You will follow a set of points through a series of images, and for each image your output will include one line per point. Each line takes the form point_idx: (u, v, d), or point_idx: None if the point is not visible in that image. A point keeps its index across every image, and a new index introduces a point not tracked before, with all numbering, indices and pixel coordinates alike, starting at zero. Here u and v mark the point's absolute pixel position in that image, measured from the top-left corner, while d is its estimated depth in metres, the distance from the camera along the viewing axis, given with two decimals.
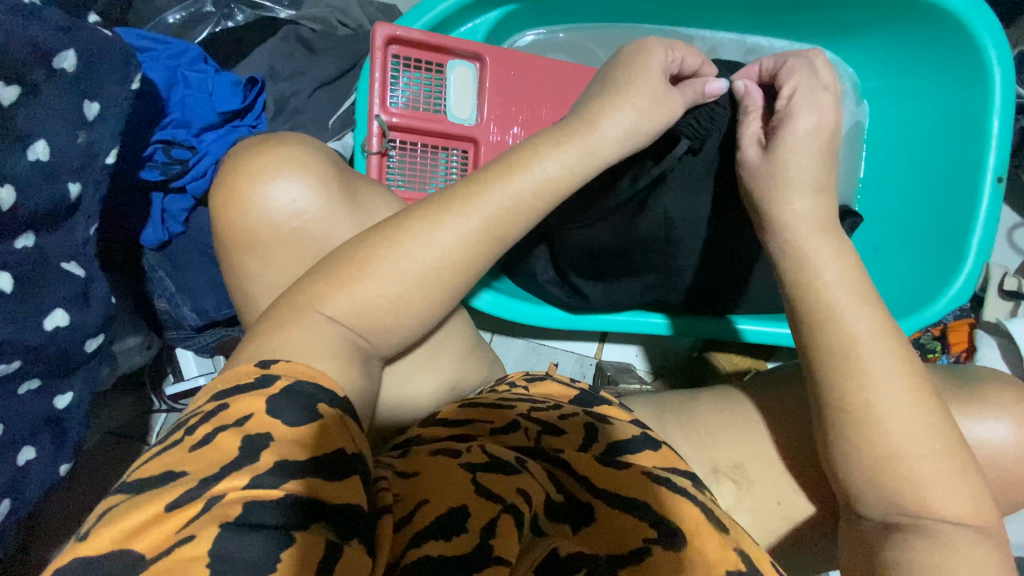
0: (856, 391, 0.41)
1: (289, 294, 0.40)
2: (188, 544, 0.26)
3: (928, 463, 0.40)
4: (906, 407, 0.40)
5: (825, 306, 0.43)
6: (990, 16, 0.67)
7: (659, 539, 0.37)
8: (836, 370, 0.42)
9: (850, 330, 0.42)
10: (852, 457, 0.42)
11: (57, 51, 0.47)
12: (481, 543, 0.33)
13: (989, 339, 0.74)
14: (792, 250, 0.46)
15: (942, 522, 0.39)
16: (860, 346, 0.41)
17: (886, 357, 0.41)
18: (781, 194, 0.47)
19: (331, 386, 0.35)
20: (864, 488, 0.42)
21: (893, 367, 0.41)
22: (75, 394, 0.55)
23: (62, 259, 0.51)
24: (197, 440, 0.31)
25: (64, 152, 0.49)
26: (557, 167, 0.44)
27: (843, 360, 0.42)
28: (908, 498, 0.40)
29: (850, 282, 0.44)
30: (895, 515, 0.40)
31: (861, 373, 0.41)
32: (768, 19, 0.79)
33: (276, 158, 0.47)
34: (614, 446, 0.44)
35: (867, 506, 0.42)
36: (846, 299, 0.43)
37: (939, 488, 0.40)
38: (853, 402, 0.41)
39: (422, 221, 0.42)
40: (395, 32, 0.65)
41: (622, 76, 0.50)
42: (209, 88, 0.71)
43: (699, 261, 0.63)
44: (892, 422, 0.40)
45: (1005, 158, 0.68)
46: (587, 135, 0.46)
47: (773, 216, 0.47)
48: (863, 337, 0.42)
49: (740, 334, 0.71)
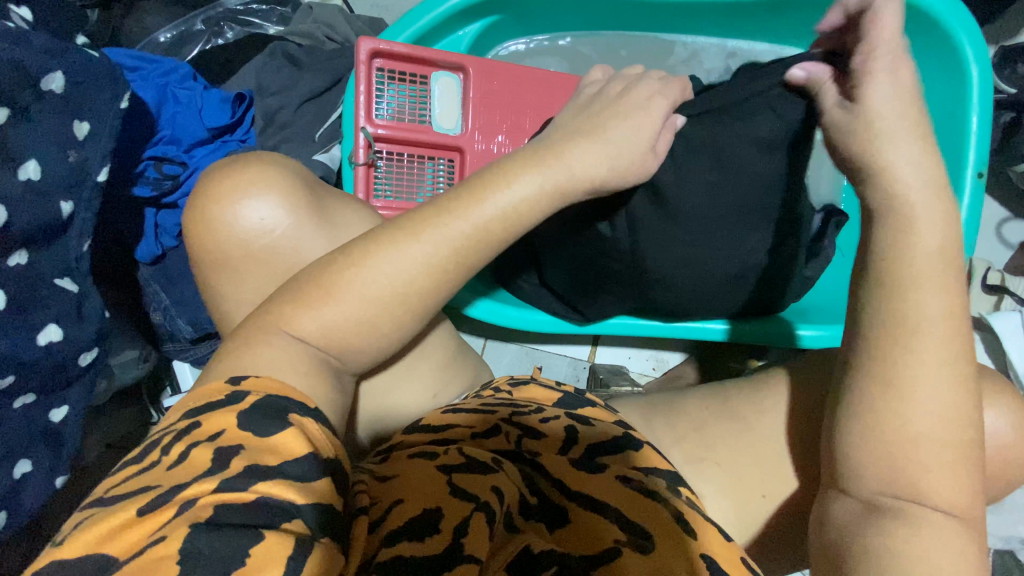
0: (904, 363, 0.40)
1: (257, 314, 0.42)
2: (160, 544, 0.27)
3: (943, 453, 0.39)
4: (945, 390, 0.39)
5: (907, 270, 0.41)
6: (967, 15, 0.68)
7: (630, 541, 0.39)
8: (888, 336, 0.40)
9: (922, 309, 0.40)
10: (865, 434, 0.41)
11: (45, 74, 0.49)
12: (453, 541, 0.35)
13: (974, 334, 0.75)
14: (891, 206, 0.42)
15: (931, 510, 0.39)
16: (923, 326, 0.40)
17: (945, 345, 0.40)
18: (880, 143, 0.43)
19: (300, 398, 0.37)
20: (865, 467, 0.41)
21: (948, 352, 0.39)
22: (70, 407, 0.56)
23: (55, 276, 0.53)
24: (174, 457, 0.32)
25: (55, 171, 0.50)
26: (530, 189, 0.45)
27: (902, 330, 0.40)
28: (907, 482, 0.39)
29: (940, 258, 0.41)
30: (886, 495, 0.40)
31: (917, 346, 0.40)
32: (748, 23, 0.79)
33: (247, 176, 0.49)
34: (591, 449, 0.46)
35: (857, 482, 0.41)
36: (937, 273, 0.41)
37: (938, 474, 0.39)
38: (898, 376, 0.40)
39: (385, 244, 0.42)
40: (378, 45, 0.67)
41: (598, 109, 0.52)
42: (198, 104, 0.73)
43: (673, 278, 0.62)
44: (920, 398, 0.39)
45: (985, 154, 0.69)
46: (556, 163, 0.47)
47: (876, 168, 0.43)
48: (931, 316, 0.40)
49: (798, 340, 0.72)
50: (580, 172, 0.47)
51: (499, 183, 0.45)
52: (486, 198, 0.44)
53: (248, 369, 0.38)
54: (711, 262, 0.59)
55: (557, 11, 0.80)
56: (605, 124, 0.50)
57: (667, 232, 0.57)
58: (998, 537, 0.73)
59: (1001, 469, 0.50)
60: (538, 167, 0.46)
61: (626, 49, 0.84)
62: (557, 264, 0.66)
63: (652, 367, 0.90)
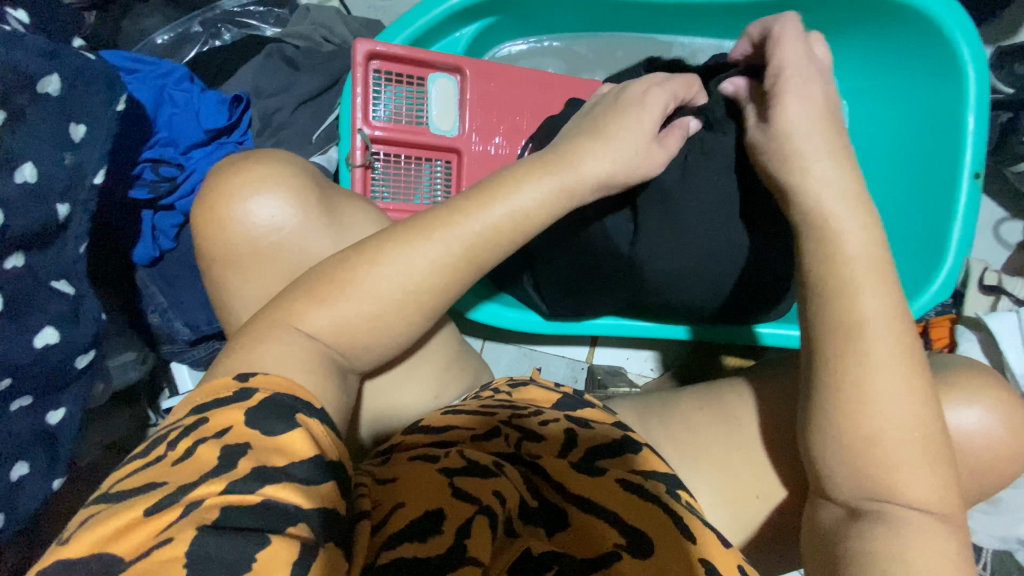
0: (854, 367, 0.40)
1: (270, 307, 0.42)
2: (165, 546, 0.27)
3: (907, 451, 0.40)
4: (898, 390, 0.40)
5: (841, 272, 0.42)
6: (964, 17, 0.68)
7: (630, 546, 0.39)
8: (834, 341, 0.41)
9: (860, 309, 0.41)
10: (830, 440, 0.41)
11: (41, 76, 0.49)
12: (456, 543, 0.35)
13: (970, 335, 0.74)
14: (817, 212, 0.43)
15: (906, 509, 0.39)
16: (866, 325, 0.40)
17: (891, 341, 0.40)
18: (798, 160, 0.45)
19: (309, 398, 0.37)
20: (836, 469, 0.41)
21: (896, 349, 0.40)
22: (67, 410, 0.56)
23: (51, 279, 0.53)
24: (180, 452, 0.32)
25: (52, 174, 0.50)
26: (536, 192, 0.45)
27: (848, 333, 0.41)
28: (878, 483, 0.40)
29: (872, 257, 0.42)
30: (864, 499, 0.41)
31: (862, 348, 0.40)
32: (745, 25, 0.79)
33: (254, 175, 0.49)
34: (591, 451, 0.46)
35: (835, 487, 0.42)
36: (869, 272, 0.42)
37: (909, 474, 0.40)
38: (849, 379, 0.41)
39: (402, 242, 0.43)
40: (375, 47, 0.67)
41: (605, 114, 0.52)
42: (196, 107, 0.73)
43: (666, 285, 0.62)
44: (880, 399, 0.40)
45: (982, 155, 0.69)
46: (566, 169, 0.47)
47: (794, 185, 0.45)
48: (872, 315, 0.41)
49: (758, 338, 0.73)
50: (587, 172, 0.47)
51: (499, 186, 0.45)
52: (483, 200, 0.45)
53: (255, 366, 0.38)
54: (707, 267, 0.58)
55: (554, 12, 0.80)
56: (610, 124, 0.50)
57: (671, 237, 0.56)
58: (995, 538, 0.73)
59: (997, 469, 0.51)
60: (547, 170, 0.46)
61: (623, 50, 0.84)
62: (550, 271, 0.66)
63: (650, 369, 0.90)
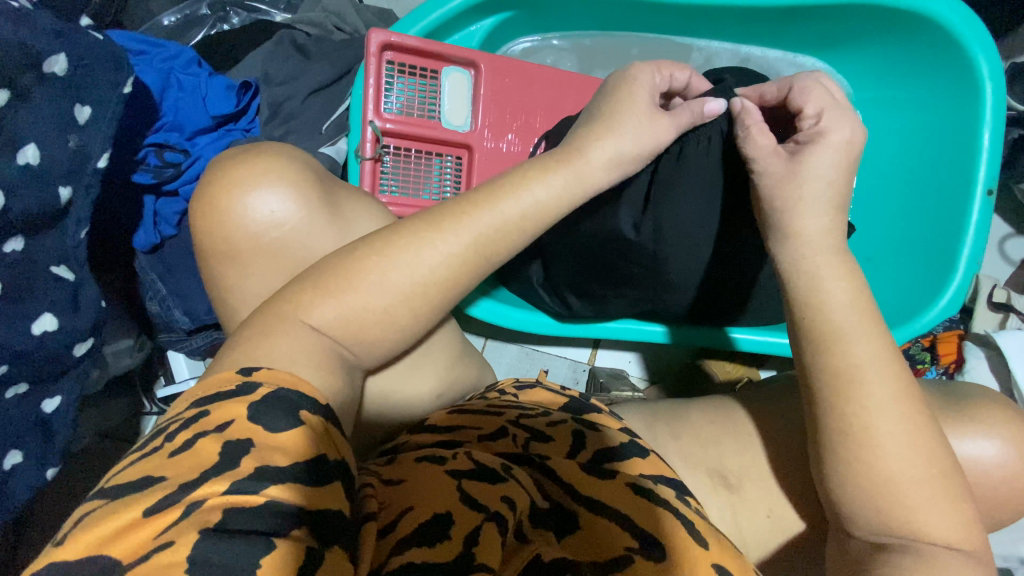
0: (855, 412, 0.42)
1: (273, 302, 0.41)
2: (166, 550, 0.26)
3: (920, 490, 0.41)
4: (906, 436, 0.41)
5: (828, 323, 0.44)
6: (983, 31, 0.68)
7: (641, 550, 0.38)
8: (829, 390, 0.43)
9: (853, 355, 0.43)
10: (845, 481, 0.43)
11: (48, 56, 0.47)
12: (465, 549, 0.34)
13: (978, 353, 0.76)
14: (802, 266, 0.45)
15: (931, 544, 0.40)
16: (861, 369, 0.42)
17: (886, 383, 0.42)
18: (794, 213, 0.45)
19: (314, 394, 0.35)
20: (856, 511, 0.43)
21: (894, 393, 0.42)
22: (63, 398, 0.55)
23: (50, 264, 0.51)
24: (177, 445, 0.31)
25: (54, 157, 0.49)
26: (547, 195, 0.46)
27: (840, 383, 0.42)
28: (899, 521, 0.41)
29: (855, 307, 0.44)
30: (883, 535, 0.42)
31: (859, 396, 0.42)
32: (763, 30, 0.79)
33: (256, 169, 0.48)
34: (602, 453, 0.45)
35: (855, 525, 0.43)
36: (855, 322, 0.43)
37: (931, 515, 0.41)
38: (854, 426, 0.42)
39: (414, 238, 0.42)
40: (390, 38, 0.65)
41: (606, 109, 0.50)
42: (203, 92, 0.71)
43: (683, 285, 0.62)
44: (886, 446, 0.41)
45: (995, 172, 0.69)
46: (576, 163, 0.47)
47: (812, 215, 0.45)
48: (865, 360, 0.42)
49: (735, 344, 0.73)
50: (601, 167, 0.48)
51: (508, 190, 0.45)
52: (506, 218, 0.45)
53: (263, 360, 0.36)
54: (714, 262, 0.60)
55: (570, 9, 0.79)
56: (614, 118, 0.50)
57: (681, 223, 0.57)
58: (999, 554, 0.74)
59: (998, 485, 0.52)
60: (554, 168, 0.47)
61: (637, 49, 0.83)
62: (563, 267, 0.66)
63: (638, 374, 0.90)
